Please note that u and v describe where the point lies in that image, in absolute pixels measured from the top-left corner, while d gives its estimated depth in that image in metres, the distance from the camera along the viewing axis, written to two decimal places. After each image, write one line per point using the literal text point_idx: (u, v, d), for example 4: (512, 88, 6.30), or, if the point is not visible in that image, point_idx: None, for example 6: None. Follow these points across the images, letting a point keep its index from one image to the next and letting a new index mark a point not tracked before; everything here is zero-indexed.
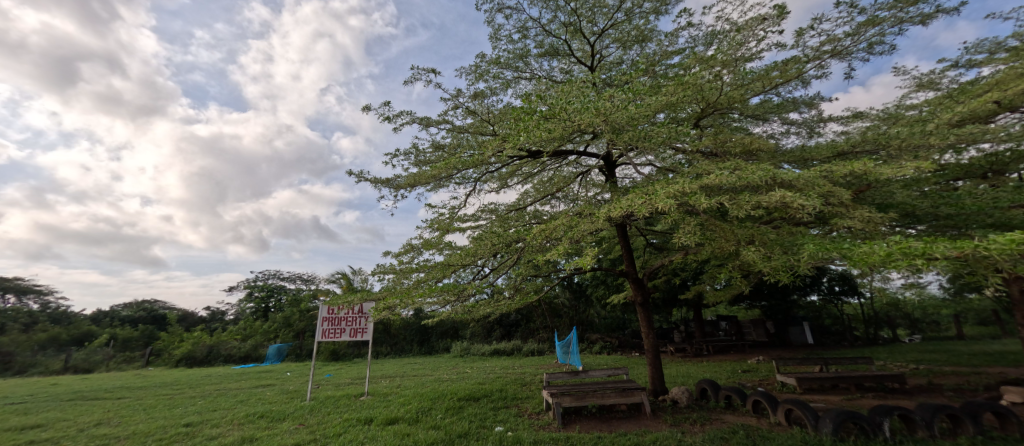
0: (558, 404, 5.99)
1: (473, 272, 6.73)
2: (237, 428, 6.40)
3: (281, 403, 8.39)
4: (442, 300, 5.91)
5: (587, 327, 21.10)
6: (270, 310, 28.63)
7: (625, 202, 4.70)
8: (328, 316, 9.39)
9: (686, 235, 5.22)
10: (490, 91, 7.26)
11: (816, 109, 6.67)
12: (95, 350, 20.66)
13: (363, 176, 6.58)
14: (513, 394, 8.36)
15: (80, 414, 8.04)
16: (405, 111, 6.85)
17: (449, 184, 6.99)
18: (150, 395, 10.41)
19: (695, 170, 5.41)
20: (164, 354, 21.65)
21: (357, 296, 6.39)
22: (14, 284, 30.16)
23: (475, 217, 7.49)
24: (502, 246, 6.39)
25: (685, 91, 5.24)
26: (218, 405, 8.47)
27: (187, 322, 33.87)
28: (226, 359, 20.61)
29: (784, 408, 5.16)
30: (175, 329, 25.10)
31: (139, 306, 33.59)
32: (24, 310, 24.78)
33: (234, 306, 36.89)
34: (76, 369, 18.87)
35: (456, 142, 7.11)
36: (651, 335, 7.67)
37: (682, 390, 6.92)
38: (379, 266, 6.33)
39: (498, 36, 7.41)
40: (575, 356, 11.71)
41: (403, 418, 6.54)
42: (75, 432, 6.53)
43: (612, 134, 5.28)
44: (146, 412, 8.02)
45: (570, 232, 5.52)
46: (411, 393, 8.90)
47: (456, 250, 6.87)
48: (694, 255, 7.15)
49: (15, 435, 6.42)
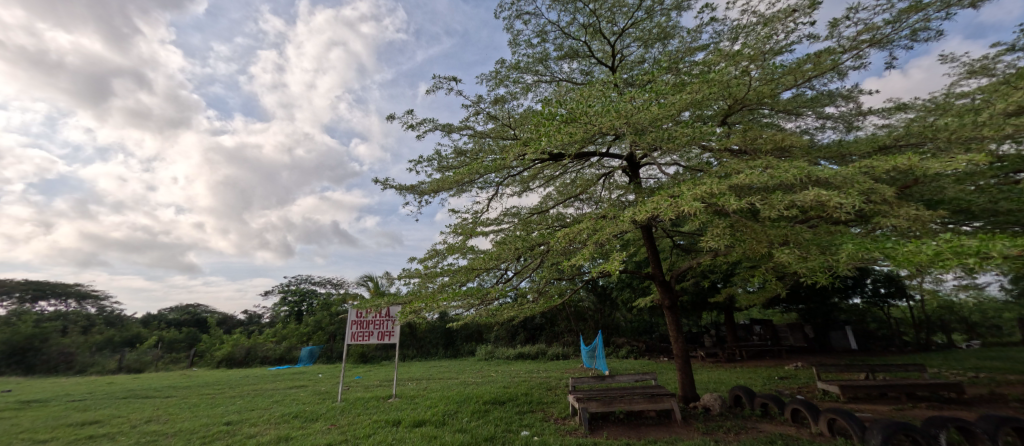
0: (584, 410, 5.93)
1: (496, 275, 6.79)
2: (273, 427, 6.62)
3: (314, 404, 8.63)
4: (466, 303, 6.00)
5: (613, 331, 20.74)
6: (303, 313, 29.62)
7: (651, 205, 4.60)
8: (357, 319, 9.60)
9: (714, 238, 5.12)
10: (510, 96, 7.33)
11: (853, 101, 6.32)
12: (145, 351, 21.98)
13: (389, 183, 6.78)
14: (539, 399, 8.29)
15: (132, 411, 8.53)
16: (427, 119, 7.04)
17: (471, 189, 7.08)
18: (195, 393, 11.00)
19: (724, 170, 5.27)
20: (206, 355, 22.68)
21: (384, 301, 6.54)
22: (77, 289, 32.77)
23: (498, 221, 7.57)
24: (526, 250, 6.39)
25: (710, 88, 5.12)
26: (256, 405, 8.81)
27: (227, 325, 35.55)
28: (263, 361, 21.51)
29: (826, 417, 4.88)
30: (216, 332, 26.39)
31: (183, 309, 35.51)
32: (83, 314, 26.76)
33: (269, 310, 38.40)
34: (129, 368, 20.13)
35: (477, 147, 7.19)
36: (680, 339, 7.47)
37: (714, 396, 6.68)
38: (405, 271, 6.48)
39: (517, 41, 7.47)
40: (587, 359, 13.17)
41: (430, 420, 6.60)
42: (128, 428, 6.91)
43: (634, 136, 5.25)
44: (191, 410, 8.41)
45: (594, 235, 5.47)
46: (437, 396, 8.96)
47: (479, 254, 6.94)
48: (724, 256, 6.90)
49: (76, 430, 6.87)
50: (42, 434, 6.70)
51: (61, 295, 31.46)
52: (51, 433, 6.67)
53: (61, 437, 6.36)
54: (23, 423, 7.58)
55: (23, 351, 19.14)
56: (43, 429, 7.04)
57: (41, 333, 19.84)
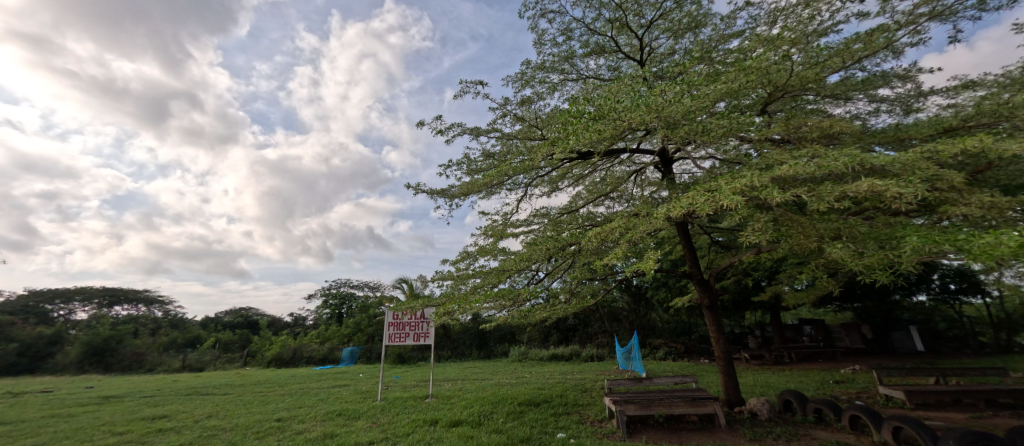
0: (622, 413, 5.76)
1: (527, 276, 6.74)
2: (318, 425, 6.88)
3: (355, 402, 8.90)
4: (498, 305, 6.00)
5: (649, 332, 20.16)
6: (343, 315, 30.76)
7: (686, 201, 4.41)
8: (393, 321, 9.84)
9: (756, 233, 4.85)
10: (536, 96, 7.28)
11: (911, 82, 5.82)
12: (204, 351, 23.57)
13: (420, 188, 6.89)
14: (574, 401, 8.15)
15: (194, 407, 9.14)
16: (455, 123, 7.11)
17: (500, 191, 7.07)
18: (248, 391, 11.65)
19: (766, 161, 4.98)
20: (257, 355, 24.02)
21: (419, 303, 6.64)
22: (145, 295, 35.72)
23: (527, 222, 7.54)
24: (557, 250, 6.30)
25: (747, 76, 4.86)
26: (302, 402, 9.21)
27: (274, 327, 37.53)
28: (308, 361, 22.54)
29: (890, 425, 4.49)
30: (265, 333, 27.91)
31: (236, 313, 37.85)
32: (150, 317, 29.09)
33: (312, 313, 40.18)
34: (191, 368, 21.65)
35: (505, 149, 7.19)
36: (722, 341, 7.13)
37: (762, 401, 6.32)
38: (437, 273, 6.56)
39: (542, 41, 7.42)
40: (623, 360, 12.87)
41: (466, 421, 6.62)
42: (192, 422, 7.40)
43: (666, 130, 5.07)
44: (245, 407, 8.91)
45: (627, 234, 5.32)
46: (473, 396, 9.02)
47: (510, 255, 6.92)
48: (768, 252, 6.53)
49: (146, 423, 7.44)
50: (119, 427, 7.29)
51: (132, 300, 34.39)
52: (126, 426, 7.27)
53: (135, 430, 6.89)
54: (103, 417, 8.30)
55: (102, 351, 21.04)
56: (119, 423, 7.67)
57: (116, 335, 21.75)
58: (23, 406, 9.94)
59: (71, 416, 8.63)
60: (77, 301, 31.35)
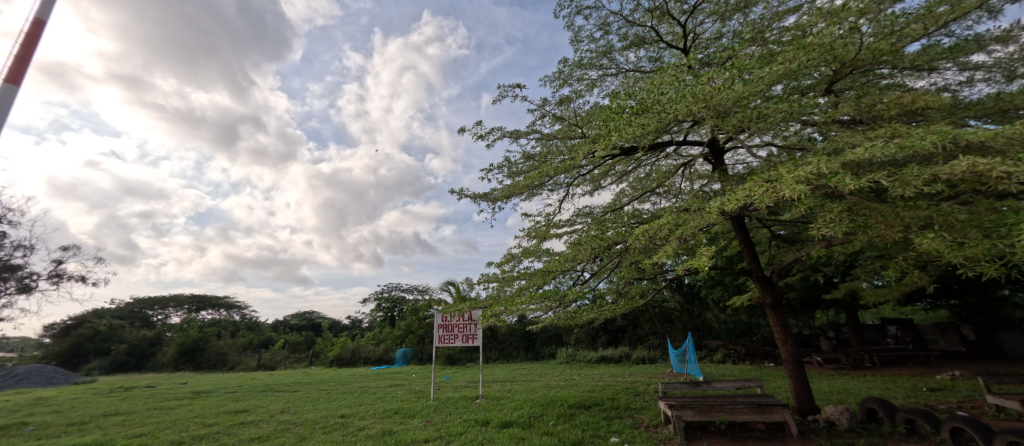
0: (678, 418, 5.47)
1: (573, 277, 6.61)
2: (378, 422, 7.16)
3: (410, 401, 9.19)
4: (544, 306, 5.95)
5: (704, 334, 19.09)
6: (395, 318, 32.01)
7: (742, 193, 4.10)
8: (442, 323, 10.05)
9: (826, 224, 4.40)
10: (575, 94, 7.15)
11: (1013, 44, 5.05)
12: (275, 352, 25.54)
13: (463, 193, 6.99)
14: (626, 405, 7.86)
15: (269, 402, 9.91)
16: (494, 127, 7.15)
17: (542, 192, 7.00)
18: (314, 389, 12.44)
19: (834, 145, 4.52)
20: (321, 355, 25.63)
21: (466, 305, 6.73)
22: (227, 301, 39.46)
23: (571, 222, 7.42)
24: (603, 249, 6.12)
25: (807, 55, 4.44)
26: (362, 401, 9.65)
27: (334, 329, 39.89)
28: (365, 361, 23.74)
29: (1004, 441, 3.86)
30: (327, 335, 29.72)
31: (301, 316, 40.69)
32: (230, 321, 32.03)
33: (367, 316, 42.20)
34: (264, 366, 23.56)
35: (545, 150, 7.11)
36: (790, 342, 6.57)
37: (840, 409, 5.73)
38: (483, 275, 6.63)
39: (578, 38, 7.27)
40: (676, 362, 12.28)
41: (517, 422, 6.59)
42: (269, 416, 8.00)
43: (716, 120, 4.77)
44: (313, 403, 9.50)
45: (677, 230, 5.05)
46: (523, 398, 8.98)
47: (554, 256, 6.83)
48: (839, 245, 5.93)
49: (230, 417, 8.16)
50: (208, 419, 8.06)
51: (216, 306, 38.13)
52: (214, 418, 8.02)
53: (221, 422, 7.57)
54: (196, 409, 9.22)
55: (192, 351, 23.47)
56: (208, 415, 8.47)
57: (203, 336, 24.19)
58: (132, 399, 11.31)
59: (170, 408, 9.69)
60: (171, 307, 35.29)
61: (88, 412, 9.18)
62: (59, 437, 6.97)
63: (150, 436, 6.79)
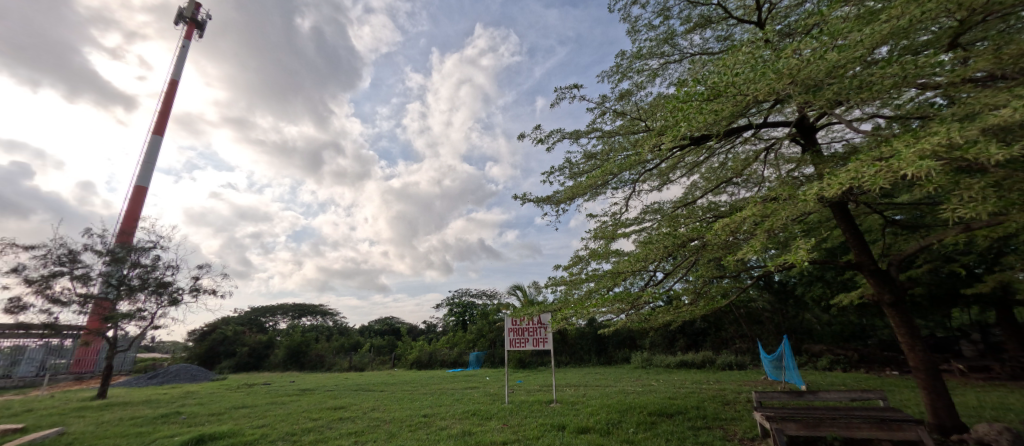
0: (779, 430, 4.80)
1: (645, 278, 6.23)
2: (458, 422, 7.36)
3: (487, 404, 9.34)
4: (616, 309, 5.69)
5: (803, 337, 17.03)
6: (467, 322, 33.04)
7: (846, 175, 3.53)
8: (513, 327, 10.10)
9: (964, 204, 3.63)
10: (636, 87, 6.80)
11: None
12: (363, 354, 27.72)
13: (526, 198, 6.94)
14: (715, 414, 7.20)
15: (361, 400, 10.73)
16: (553, 130, 7.04)
17: (606, 191, 6.73)
18: (399, 389, 13.23)
19: (967, 109, 3.73)
20: (402, 357, 27.29)
21: (535, 309, 6.67)
22: (321, 308, 43.81)
23: (639, 220, 7.05)
24: (677, 247, 5.68)
25: (923, 5, 3.71)
26: (442, 401, 10.02)
27: (413, 334, 42.27)
28: (442, 363, 24.83)
29: None
30: (406, 339, 31.57)
31: (383, 321, 43.76)
32: (325, 326, 35.51)
33: (441, 320, 44.11)
34: (355, 368, 25.69)
35: (608, 147, 6.83)
36: (919, 346, 5.54)
37: (997, 428, 4.67)
38: (551, 279, 6.53)
39: (636, 28, 6.92)
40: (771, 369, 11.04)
41: (595, 428, 6.35)
42: (362, 413, 8.64)
43: (806, 96, 4.20)
44: (398, 403, 10.09)
45: (765, 222, 4.52)
46: (598, 403, 8.66)
47: (624, 257, 6.51)
48: (981, 228, 4.90)
49: (330, 412, 8.96)
50: (313, 414, 8.94)
51: (313, 313, 42.53)
52: (317, 413, 8.87)
53: (324, 417, 8.34)
54: (301, 405, 10.27)
55: (298, 353, 26.44)
56: (312, 411, 9.39)
57: (307, 340, 27.20)
58: (253, 394, 12.96)
59: (282, 403, 10.94)
60: (278, 314, 40.08)
61: (221, 404, 10.71)
62: (202, 425, 8.18)
63: (269, 427, 7.69)
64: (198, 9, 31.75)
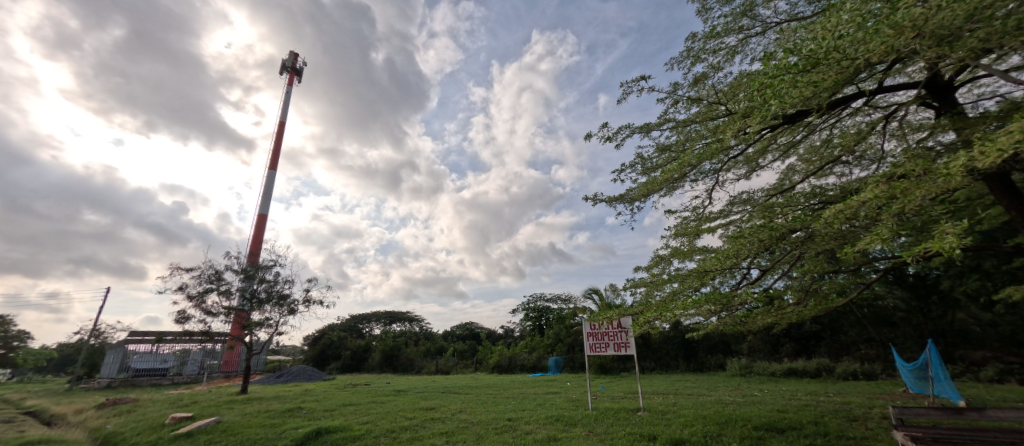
0: None
1: (738, 276, 5.57)
2: (542, 427, 7.23)
3: (570, 410, 9.07)
4: (706, 312, 5.17)
5: (955, 341, 14.01)
6: (544, 327, 32.89)
7: (1009, 139, 2.75)
8: (592, 331, 9.72)
9: None
10: (712, 68, 6.17)
11: None
12: (447, 358, 28.98)
13: (598, 198, 6.66)
14: (838, 432, 6.15)
15: (449, 402, 11.14)
16: (622, 126, 6.66)
17: (685, 184, 6.17)
18: (484, 393, 13.51)
19: None
20: (483, 362, 28.01)
21: (614, 313, 6.33)
22: (407, 315, 46.89)
23: (726, 213, 6.36)
24: (775, 241, 4.96)
25: None
26: (525, 406, 9.97)
27: (491, 338, 43.27)
28: (522, 368, 25.01)
29: None
30: (486, 344, 32.35)
31: (464, 327, 45.44)
32: (412, 332, 37.85)
33: (518, 325, 44.56)
34: (440, 371, 26.94)
35: (684, 138, 6.27)
36: None
37: None
38: (629, 280, 6.16)
39: (708, 5, 6.29)
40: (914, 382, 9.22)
41: (690, 441, 5.78)
42: (450, 415, 8.93)
43: (939, 48, 3.41)
44: (484, 405, 10.27)
45: (891, 206, 3.75)
46: (692, 413, 7.94)
47: (711, 254, 5.91)
48: None
49: (422, 412, 9.41)
50: (408, 413, 9.48)
51: (401, 319, 45.66)
52: (412, 413, 9.37)
53: (417, 417, 8.77)
54: (396, 405, 10.95)
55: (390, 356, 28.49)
56: (406, 410, 9.96)
57: (396, 345, 29.11)
58: (356, 394, 14.20)
59: (381, 402, 11.80)
60: (371, 321, 43.73)
61: (332, 402, 11.88)
62: (318, 419, 9.12)
63: (371, 423, 8.32)
64: (297, 59, 36.23)
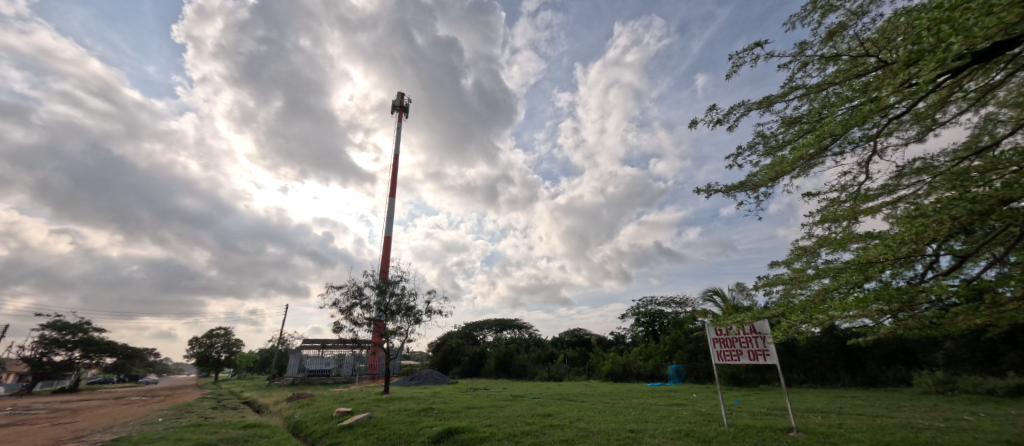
0: None
1: (921, 266, 4.37)
2: (671, 443, 6.61)
3: (701, 425, 8.19)
4: (875, 312, 4.18)
5: None
6: (659, 333, 30.74)
7: None
8: (718, 337, 8.76)
9: None
10: (851, 16, 5.04)
11: None
12: (559, 365, 28.97)
13: (712, 189, 5.93)
14: None
15: (565, 410, 11.06)
16: (735, 104, 5.85)
17: (827, 159, 5.12)
18: (600, 401, 13.10)
19: None
20: (596, 369, 27.30)
21: (747, 316, 5.53)
22: (517, 322, 48.38)
23: (891, 188, 5.07)
24: (976, 218, 3.77)
25: None
26: (647, 417, 9.32)
27: (602, 345, 42.03)
28: (638, 376, 23.71)
29: None
30: (597, 350, 31.51)
31: (572, 333, 45.06)
32: (523, 339, 38.89)
33: (629, 331, 42.50)
34: (553, 378, 27.03)
35: (819, 105, 5.22)
36: None
37: None
38: (763, 278, 5.33)
39: None
40: None
41: None
42: (569, 422, 8.81)
43: None
44: (602, 415, 9.91)
45: None
46: (866, 439, 6.48)
47: (875, 241, 4.76)
48: None
49: (539, 419, 9.49)
50: (526, 418, 9.66)
51: (511, 326, 47.32)
52: (530, 418, 9.53)
53: (536, 423, 8.84)
54: (515, 410, 11.25)
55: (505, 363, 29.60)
56: (524, 415, 10.16)
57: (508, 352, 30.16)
58: (479, 397, 15.07)
59: (501, 406, 12.30)
60: (484, 328, 46.22)
61: (459, 404, 12.78)
62: (449, 419, 9.87)
63: (494, 426, 8.71)
64: (403, 96, 40.90)
